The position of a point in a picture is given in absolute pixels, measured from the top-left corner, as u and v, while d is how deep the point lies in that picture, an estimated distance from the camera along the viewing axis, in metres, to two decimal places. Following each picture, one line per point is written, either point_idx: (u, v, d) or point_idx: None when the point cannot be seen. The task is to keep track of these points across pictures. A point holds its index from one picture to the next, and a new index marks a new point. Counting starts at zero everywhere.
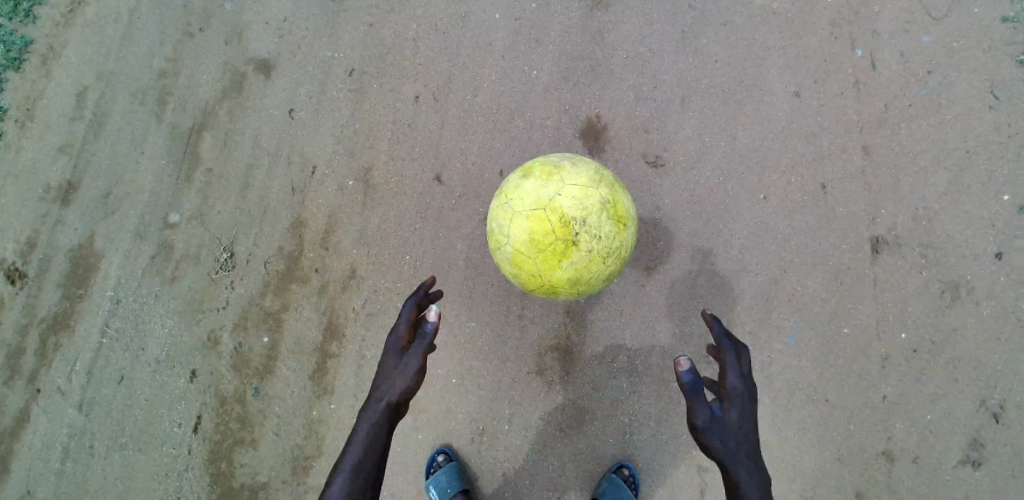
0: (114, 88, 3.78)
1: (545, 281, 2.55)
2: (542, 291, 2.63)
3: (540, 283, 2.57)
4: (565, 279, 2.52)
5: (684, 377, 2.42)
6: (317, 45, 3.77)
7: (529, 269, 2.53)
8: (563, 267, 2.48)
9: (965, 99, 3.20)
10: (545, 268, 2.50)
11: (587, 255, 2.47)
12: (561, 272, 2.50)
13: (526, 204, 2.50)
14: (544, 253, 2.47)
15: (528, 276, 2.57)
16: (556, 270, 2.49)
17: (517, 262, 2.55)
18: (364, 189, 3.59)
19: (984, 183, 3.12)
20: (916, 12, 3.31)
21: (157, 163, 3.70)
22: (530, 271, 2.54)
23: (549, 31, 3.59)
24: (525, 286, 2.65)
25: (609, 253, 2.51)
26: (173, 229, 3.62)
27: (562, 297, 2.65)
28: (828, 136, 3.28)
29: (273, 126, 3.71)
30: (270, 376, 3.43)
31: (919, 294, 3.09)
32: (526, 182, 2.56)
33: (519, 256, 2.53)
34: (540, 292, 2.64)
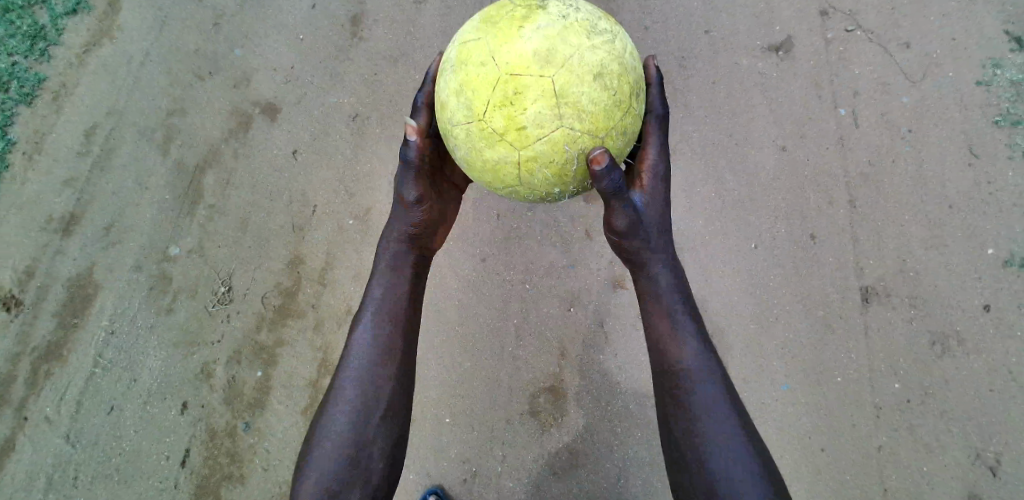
0: (123, 124, 3.88)
1: (500, 68, 2.14)
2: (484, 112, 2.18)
3: (483, 90, 2.18)
4: (527, 57, 2.12)
5: (604, 171, 2.16)
6: (323, 89, 3.91)
7: (480, 52, 2.22)
8: (524, 35, 2.16)
9: (946, 156, 3.33)
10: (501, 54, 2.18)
11: (552, 25, 2.17)
12: (522, 44, 2.14)
13: (479, 27, 2.29)
14: (506, 24, 2.22)
15: (473, 80, 2.20)
16: (516, 40, 2.16)
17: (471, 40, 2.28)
18: (363, 227, 3.65)
19: (968, 237, 3.21)
20: (894, 75, 3.49)
21: (161, 197, 3.76)
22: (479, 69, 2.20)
23: None
24: (467, 101, 2.21)
25: (589, 28, 2.22)
26: (172, 262, 3.65)
27: (499, 121, 2.15)
28: (815, 189, 3.39)
29: (277, 164, 3.80)
30: (261, 411, 3.40)
31: (909, 344, 3.13)
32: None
33: (484, 74, 2.17)
34: (478, 118, 2.20)
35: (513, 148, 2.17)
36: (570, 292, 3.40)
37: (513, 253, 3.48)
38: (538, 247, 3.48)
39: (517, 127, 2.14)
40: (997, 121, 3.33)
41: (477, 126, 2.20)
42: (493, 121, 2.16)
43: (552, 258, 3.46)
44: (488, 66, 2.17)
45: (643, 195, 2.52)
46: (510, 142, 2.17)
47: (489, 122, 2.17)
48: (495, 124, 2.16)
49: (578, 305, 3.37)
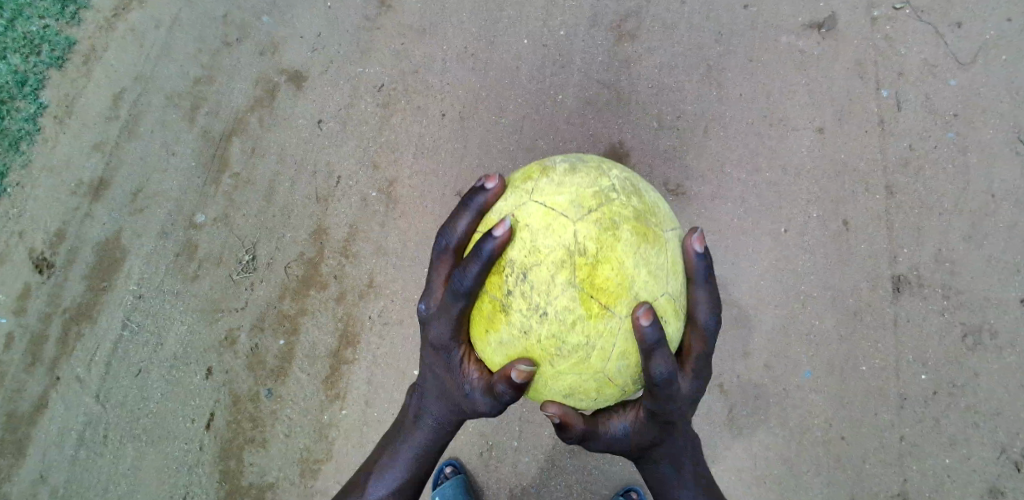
0: (151, 90, 3.90)
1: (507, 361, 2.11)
2: (509, 306, 2.04)
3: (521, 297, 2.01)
4: (528, 341, 2.03)
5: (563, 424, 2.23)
6: (350, 60, 3.87)
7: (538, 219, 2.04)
8: (512, 322, 2.04)
9: (990, 144, 3.21)
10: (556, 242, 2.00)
11: (597, 223, 2.01)
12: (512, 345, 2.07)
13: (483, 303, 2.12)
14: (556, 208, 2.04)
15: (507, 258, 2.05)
16: (505, 323, 2.05)
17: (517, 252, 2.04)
18: (386, 201, 3.64)
19: (1009, 229, 3.11)
20: (942, 57, 3.34)
21: (187, 165, 3.78)
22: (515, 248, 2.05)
23: (574, 59, 3.66)
24: (495, 300, 2.07)
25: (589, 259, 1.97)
26: (198, 230, 3.68)
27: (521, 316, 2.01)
28: (850, 175, 3.29)
29: (303, 135, 3.79)
30: (283, 378, 3.45)
31: (940, 337, 3.05)
32: (615, 176, 2.17)
33: (495, 354, 2.14)
34: (497, 301, 2.06)
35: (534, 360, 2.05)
36: None
37: None
38: None
39: (539, 321, 1.99)
40: None
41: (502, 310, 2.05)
42: (523, 328, 2.02)
43: None
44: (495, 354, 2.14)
45: (633, 422, 2.35)
46: (529, 344, 2.04)
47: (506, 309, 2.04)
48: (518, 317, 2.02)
49: None
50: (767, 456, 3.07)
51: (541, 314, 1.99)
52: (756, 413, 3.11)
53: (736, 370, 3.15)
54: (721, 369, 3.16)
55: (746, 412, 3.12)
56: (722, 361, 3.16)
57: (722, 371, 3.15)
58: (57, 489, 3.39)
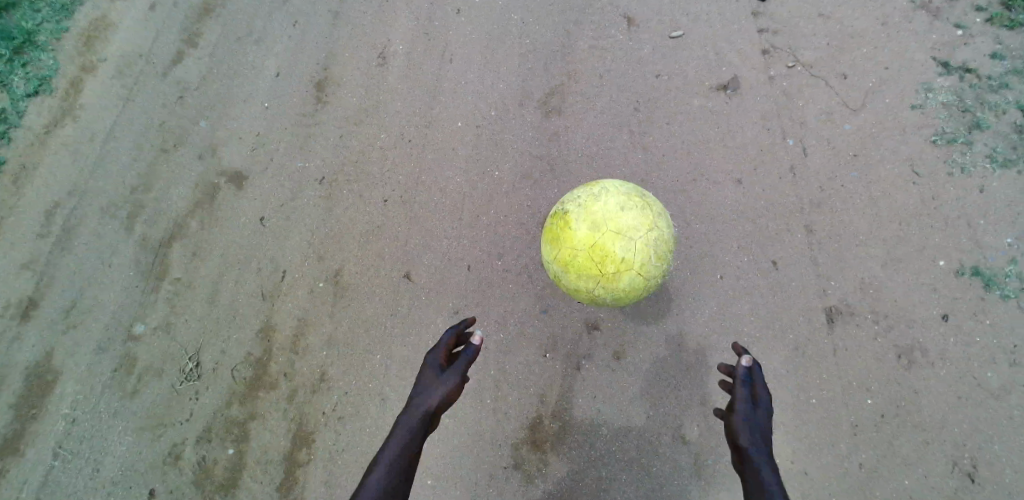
0: (86, 201, 3.85)
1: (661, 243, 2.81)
2: (561, 251, 2.82)
3: (579, 284, 2.84)
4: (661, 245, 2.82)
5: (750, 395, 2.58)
6: (290, 155, 3.95)
7: (588, 299, 2.92)
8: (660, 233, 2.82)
9: (890, 176, 3.49)
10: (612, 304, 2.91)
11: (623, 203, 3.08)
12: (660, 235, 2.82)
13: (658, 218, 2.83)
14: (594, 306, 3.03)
15: (565, 285, 2.91)
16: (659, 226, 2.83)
17: (586, 294, 2.87)
18: (335, 289, 3.63)
19: (919, 252, 3.33)
20: (836, 105, 3.67)
21: (124, 275, 3.70)
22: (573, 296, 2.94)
23: (507, 137, 3.85)
24: (560, 262, 2.83)
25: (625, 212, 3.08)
26: (137, 341, 3.57)
27: (579, 194, 2.90)
28: (773, 218, 3.48)
29: (245, 232, 3.79)
30: (234, 491, 3.29)
31: (877, 361, 3.18)
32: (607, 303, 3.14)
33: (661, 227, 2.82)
34: (565, 254, 2.80)
35: (601, 250, 2.72)
36: (545, 339, 3.39)
37: (487, 303, 3.50)
38: (510, 294, 3.49)
39: (606, 271, 2.75)
40: (934, 140, 3.52)
41: (577, 271, 2.79)
42: (572, 254, 2.78)
43: (525, 306, 3.46)
44: (660, 245, 2.80)
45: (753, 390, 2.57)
46: (598, 261, 2.73)
47: (564, 212, 2.87)
48: (566, 205, 2.90)
49: (555, 351, 3.37)
50: None
51: (601, 286, 2.79)
52: (719, 461, 3.14)
53: (695, 421, 3.19)
54: (681, 421, 3.20)
55: (712, 461, 3.14)
56: (681, 413, 3.21)
57: (682, 424, 3.19)
58: None
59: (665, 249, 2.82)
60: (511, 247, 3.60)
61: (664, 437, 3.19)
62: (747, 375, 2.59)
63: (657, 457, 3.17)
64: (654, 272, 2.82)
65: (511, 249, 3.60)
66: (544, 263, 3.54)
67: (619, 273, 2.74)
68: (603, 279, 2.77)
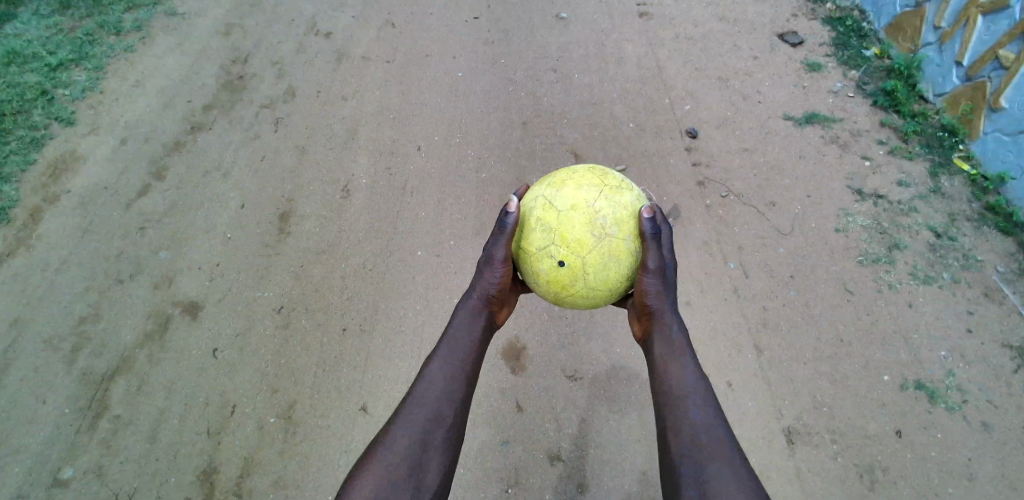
0: (26, 335, 3.71)
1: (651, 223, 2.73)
2: (554, 182, 2.77)
3: (576, 200, 2.65)
4: (652, 229, 2.73)
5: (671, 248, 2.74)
6: (248, 286, 3.94)
7: (585, 230, 2.60)
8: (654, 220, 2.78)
9: (826, 294, 3.66)
10: (609, 238, 2.60)
11: None
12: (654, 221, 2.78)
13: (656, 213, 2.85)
14: (577, 262, 2.60)
15: (555, 220, 2.64)
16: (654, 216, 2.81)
17: (583, 215, 2.62)
18: (286, 424, 3.48)
19: (865, 367, 3.42)
20: (771, 230, 3.92)
21: (56, 413, 3.48)
22: (562, 233, 2.61)
23: (466, 264, 3.95)
24: (549, 178, 2.82)
25: None
26: (62, 487, 3.28)
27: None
28: (722, 339, 3.55)
29: (194, 365, 3.66)
30: None
31: (841, 481, 3.13)
32: (577, 285, 2.63)
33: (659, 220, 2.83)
34: (559, 176, 2.79)
35: (603, 169, 2.83)
36: (507, 472, 3.28)
37: None
38: (469, 424, 3.40)
39: (599, 169, 2.83)
40: (861, 260, 3.76)
41: (579, 182, 2.71)
42: (571, 168, 2.83)
43: (485, 437, 3.38)
44: (653, 228, 2.73)
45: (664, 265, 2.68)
46: (597, 173, 2.78)
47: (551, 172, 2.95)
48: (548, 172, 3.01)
49: (517, 486, 3.24)
50: None
51: (591, 170, 2.80)
52: None
53: None
54: None
55: None
56: None
57: None
58: None
59: (656, 231, 2.74)
60: None
61: None
62: (653, 232, 2.58)
63: None
64: (653, 222, 2.77)
65: None
66: (503, 391, 3.51)
67: (621, 187, 2.73)
68: (604, 193, 2.69)
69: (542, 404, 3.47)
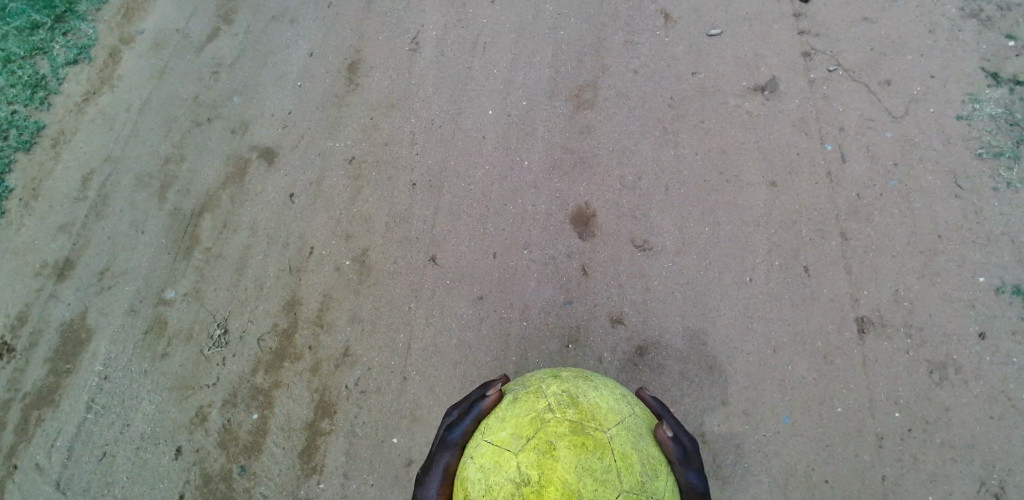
0: (122, 169, 3.93)
1: None
2: (602, 424, 1.90)
3: None
4: None
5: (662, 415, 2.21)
6: (321, 134, 3.98)
7: (519, 400, 2.05)
8: None
9: (929, 187, 3.43)
10: None
11: None
12: None
13: None
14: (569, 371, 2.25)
15: (573, 396, 1.99)
16: None
17: None
18: (361, 268, 3.66)
19: (959, 266, 3.28)
20: (877, 112, 3.62)
21: (156, 241, 3.77)
22: (577, 376, 2.15)
23: (537, 127, 3.84)
24: None
25: None
26: (168, 305, 3.63)
27: None
28: (807, 223, 3.45)
29: (275, 208, 3.83)
30: (257, 455, 3.33)
31: (907, 373, 3.15)
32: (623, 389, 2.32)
33: None
34: (566, 486, 1.72)
35: None
36: (569, 328, 3.41)
37: (511, 292, 3.51)
38: (535, 284, 3.51)
39: None
40: (980, 153, 3.45)
41: (506, 442, 1.89)
42: None
43: (550, 296, 3.48)
44: None
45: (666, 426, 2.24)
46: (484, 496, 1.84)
47: None
48: None
49: (578, 342, 3.38)
50: None
51: None
52: (738, 463, 3.10)
53: (716, 419, 3.18)
54: (701, 420, 3.18)
55: (731, 462, 3.10)
56: (701, 411, 3.19)
57: (703, 421, 3.18)
58: None
59: None
60: (538, 237, 3.61)
61: None
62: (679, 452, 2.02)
63: None
64: None
65: (538, 240, 3.60)
66: (570, 255, 3.55)
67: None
68: (468, 487, 1.91)
69: (608, 270, 3.50)
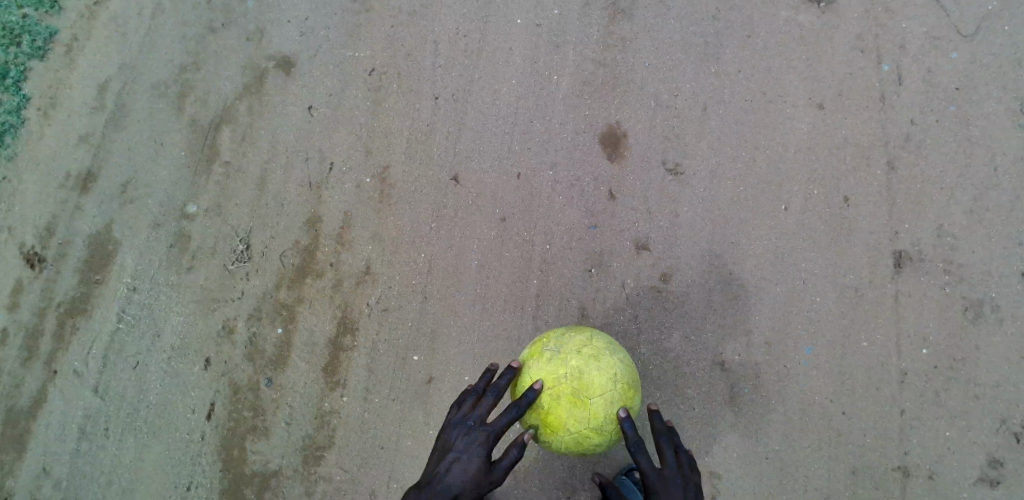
0: (139, 78, 3.82)
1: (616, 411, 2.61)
2: (586, 397, 2.42)
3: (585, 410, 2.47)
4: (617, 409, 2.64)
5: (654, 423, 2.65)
6: (340, 43, 3.79)
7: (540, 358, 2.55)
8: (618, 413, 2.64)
9: (992, 117, 3.18)
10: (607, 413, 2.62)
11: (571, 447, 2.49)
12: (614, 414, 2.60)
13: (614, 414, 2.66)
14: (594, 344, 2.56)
15: (580, 377, 2.44)
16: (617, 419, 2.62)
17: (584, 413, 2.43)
18: (381, 186, 3.59)
19: (1011, 201, 3.09)
20: (943, 28, 3.30)
21: (177, 154, 3.71)
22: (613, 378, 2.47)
23: (568, 39, 3.60)
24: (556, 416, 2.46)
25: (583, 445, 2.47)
26: (191, 220, 3.63)
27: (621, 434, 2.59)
28: (851, 150, 3.26)
29: (294, 122, 3.72)
30: (283, 367, 3.43)
31: (941, 310, 3.06)
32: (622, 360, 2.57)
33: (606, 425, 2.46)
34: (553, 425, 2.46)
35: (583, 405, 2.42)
36: (593, 254, 3.35)
37: (535, 214, 3.43)
38: (559, 208, 3.42)
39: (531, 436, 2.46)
40: None
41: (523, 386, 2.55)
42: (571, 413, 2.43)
43: (574, 220, 3.40)
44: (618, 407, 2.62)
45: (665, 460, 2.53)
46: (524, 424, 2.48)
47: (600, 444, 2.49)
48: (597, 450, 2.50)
49: (600, 267, 3.33)
50: (770, 433, 3.08)
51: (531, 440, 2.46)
52: (756, 392, 3.12)
53: (737, 349, 3.16)
54: (722, 349, 3.17)
55: (749, 391, 3.12)
56: (723, 341, 3.17)
57: (724, 351, 3.17)
58: (58, 482, 3.39)
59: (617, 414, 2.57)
60: (565, 158, 3.47)
61: (704, 362, 3.17)
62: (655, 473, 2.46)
63: (694, 384, 3.16)
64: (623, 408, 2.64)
65: (564, 161, 3.47)
66: (597, 177, 3.43)
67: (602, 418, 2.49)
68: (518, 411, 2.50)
69: (636, 195, 3.37)
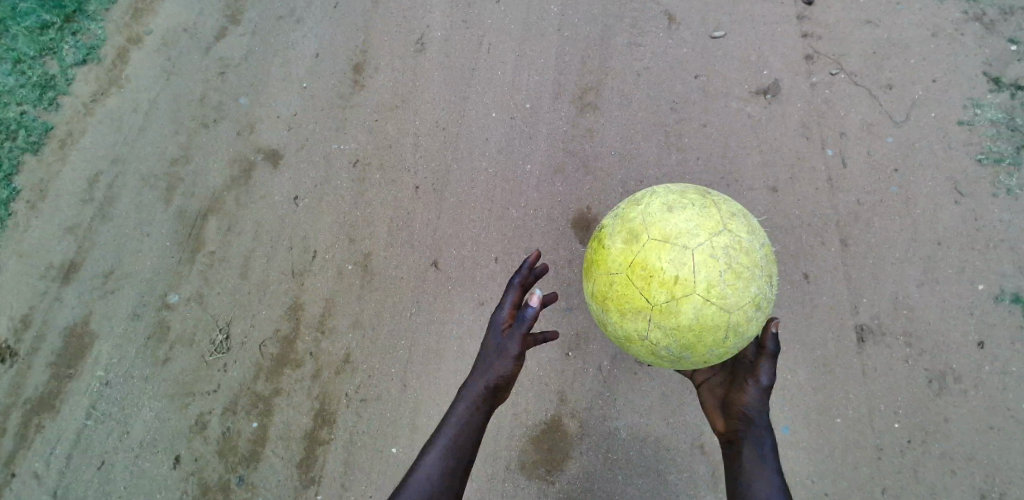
0: (127, 172, 3.96)
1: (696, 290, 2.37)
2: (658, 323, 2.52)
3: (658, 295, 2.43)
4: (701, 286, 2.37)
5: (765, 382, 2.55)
6: (324, 137, 4.00)
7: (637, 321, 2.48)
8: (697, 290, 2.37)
9: (929, 195, 3.39)
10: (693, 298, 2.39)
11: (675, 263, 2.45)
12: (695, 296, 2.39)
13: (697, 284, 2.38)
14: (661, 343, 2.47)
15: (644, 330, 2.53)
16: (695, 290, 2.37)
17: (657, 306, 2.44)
18: (363, 272, 3.68)
19: (958, 273, 3.24)
20: (881, 116, 3.57)
21: (160, 245, 3.80)
22: (713, 330, 2.36)
23: (540, 131, 3.83)
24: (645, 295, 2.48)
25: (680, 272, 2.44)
26: (170, 310, 3.67)
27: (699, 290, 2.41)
28: (809, 229, 3.42)
29: (278, 212, 3.85)
30: (256, 463, 3.37)
31: (908, 383, 3.12)
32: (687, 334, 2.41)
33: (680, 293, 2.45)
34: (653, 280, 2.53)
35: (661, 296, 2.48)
36: (568, 337, 3.40)
37: None
38: None
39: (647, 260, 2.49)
40: (980, 159, 3.41)
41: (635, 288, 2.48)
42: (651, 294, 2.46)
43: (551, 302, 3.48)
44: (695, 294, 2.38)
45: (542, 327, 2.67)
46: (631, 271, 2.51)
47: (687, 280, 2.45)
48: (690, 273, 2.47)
49: (578, 350, 3.37)
50: None
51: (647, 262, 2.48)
52: None
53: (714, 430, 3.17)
54: (699, 429, 3.18)
55: None
56: (699, 421, 3.18)
57: (701, 432, 3.18)
58: None
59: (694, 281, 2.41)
60: (540, 243, 3.60)
61: (681, 444, 3.18)
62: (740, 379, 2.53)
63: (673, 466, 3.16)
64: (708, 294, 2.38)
65: (539, 246, 3.60)
66: (570, 261, 3.54)
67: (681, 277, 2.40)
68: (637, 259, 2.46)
69: None
